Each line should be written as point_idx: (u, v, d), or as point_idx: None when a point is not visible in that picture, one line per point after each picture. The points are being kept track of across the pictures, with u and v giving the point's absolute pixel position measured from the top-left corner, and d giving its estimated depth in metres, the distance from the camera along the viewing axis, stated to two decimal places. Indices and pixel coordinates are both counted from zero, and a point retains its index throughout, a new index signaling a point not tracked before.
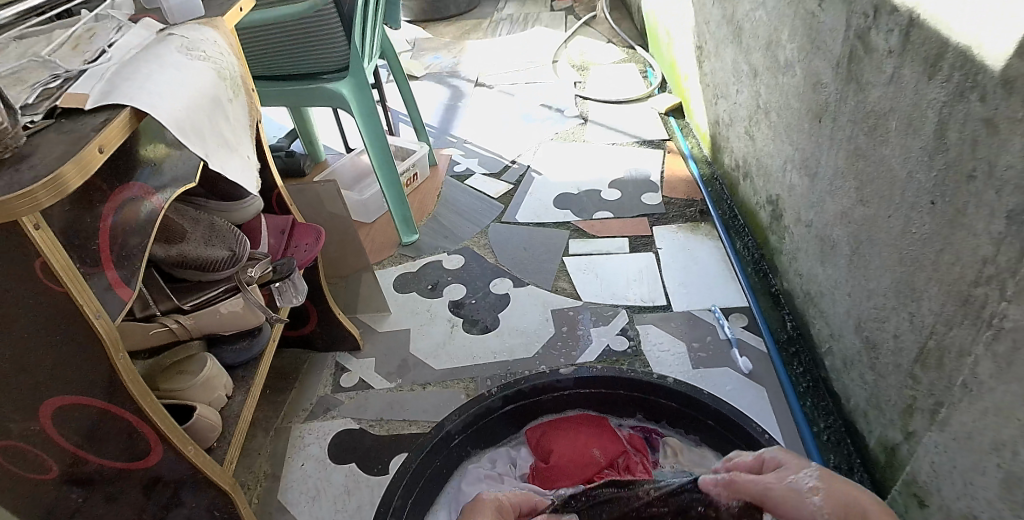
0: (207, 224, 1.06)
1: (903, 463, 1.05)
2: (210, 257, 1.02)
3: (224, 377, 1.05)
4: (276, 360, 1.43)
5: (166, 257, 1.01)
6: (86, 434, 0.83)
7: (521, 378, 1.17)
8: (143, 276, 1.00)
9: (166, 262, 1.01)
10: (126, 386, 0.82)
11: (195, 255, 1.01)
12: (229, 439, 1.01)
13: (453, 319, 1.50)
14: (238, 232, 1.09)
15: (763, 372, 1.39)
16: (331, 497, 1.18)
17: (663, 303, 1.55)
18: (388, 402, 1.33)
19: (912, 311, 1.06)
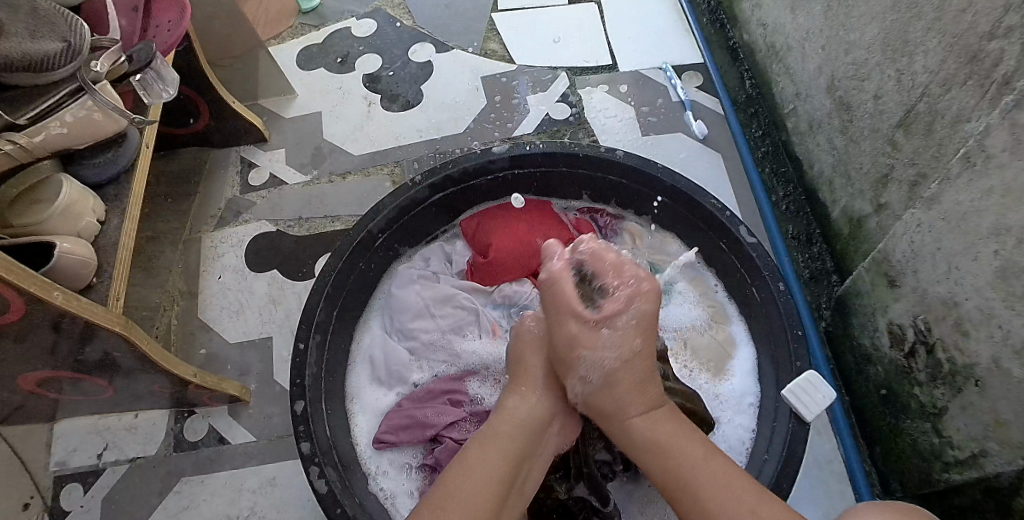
0: (29, 10, 0.78)
1: (872, 236, 0.97)
2: (40, 53, 0.76)
3: (90, 199, 0.85)
4: (168, 162, 1.20)
5: None
6: None
7: (448, 161, 0.93)
8: None
9: None
10: None
11: (17, 54, 0.74)
12: (112, 271, 0.85)
13: (370, 96, 1.27)
14: (73, 16, 0.80)
15: (719, 136, 1.24)
16: (256, 311, 1.07)
17: (608, 64, 1.31)
18: (306, 198, 1.16)
19: (900, 68, 0.88)
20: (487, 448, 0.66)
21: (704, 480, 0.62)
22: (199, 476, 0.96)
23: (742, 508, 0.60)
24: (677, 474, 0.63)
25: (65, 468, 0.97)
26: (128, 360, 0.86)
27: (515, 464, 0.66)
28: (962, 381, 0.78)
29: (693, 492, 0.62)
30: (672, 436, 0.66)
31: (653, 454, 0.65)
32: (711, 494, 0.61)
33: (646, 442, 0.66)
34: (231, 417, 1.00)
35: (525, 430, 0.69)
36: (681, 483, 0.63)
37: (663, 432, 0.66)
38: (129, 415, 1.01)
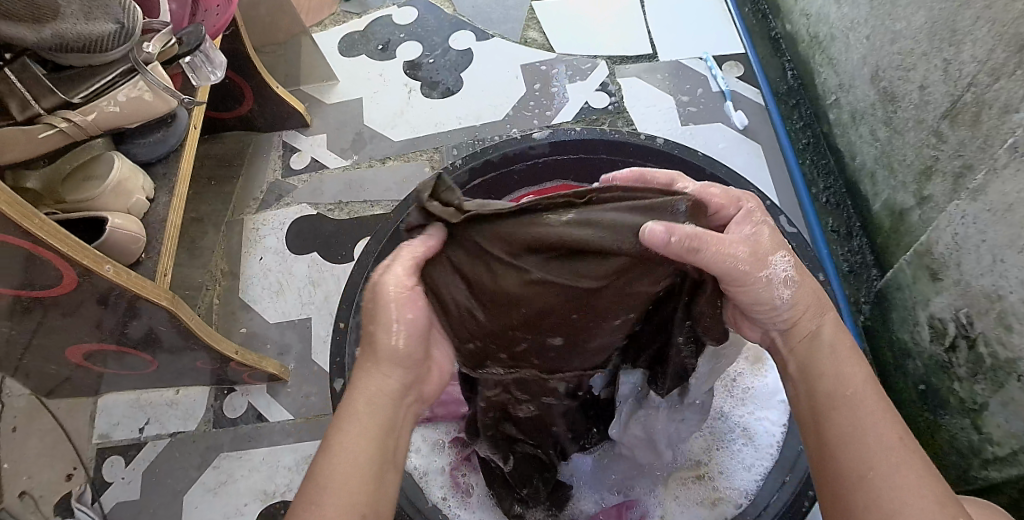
0: None
1: (915, 229, 0.95)
2: (94, 36, 0.78)
3: (140, 178, 0.88)
4: (213, 146, 1.23)
5: (39, 41, 0.76)
6: (14, 265, 0.71)
7: (489, 146, 0.95)
8: (12, 67, 0.77)
9: (41, 47, 0.77)
10: (25, 227, 0.66)
11: (72, 36, 0.77)
12: (158, 248, 0.87)
13: (410, 83, 1.28)
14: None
15: (759, 126, 1.22)
16: (296, 291, 1.10)
17: (649, 53, 1.29)
18: (346, 182, 1.18)
19: (947, 58, 0.86)
20: (344, 428, 0.55)
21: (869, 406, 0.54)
22: (236, 452, 0.99)
23: (883, 438, 0.52)
24: (831, 389, 0.56)
25: (108, 441, 1.01)
26: (170, 335, 0.88)
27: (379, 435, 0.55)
28: (1004, 376, 0.76)
29: (849, 409, 0.54)
30: (847, 354, 0.58)
31: (804, 372, 0.59)
32: (865, 416, 0.53)
33: (815, 359, 0.59)
34: (269, 395, 1.03)
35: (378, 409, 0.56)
36: (838, 399, 0.55)
37: (836, 356, 0.58)
38: (171, 391, 1.04)
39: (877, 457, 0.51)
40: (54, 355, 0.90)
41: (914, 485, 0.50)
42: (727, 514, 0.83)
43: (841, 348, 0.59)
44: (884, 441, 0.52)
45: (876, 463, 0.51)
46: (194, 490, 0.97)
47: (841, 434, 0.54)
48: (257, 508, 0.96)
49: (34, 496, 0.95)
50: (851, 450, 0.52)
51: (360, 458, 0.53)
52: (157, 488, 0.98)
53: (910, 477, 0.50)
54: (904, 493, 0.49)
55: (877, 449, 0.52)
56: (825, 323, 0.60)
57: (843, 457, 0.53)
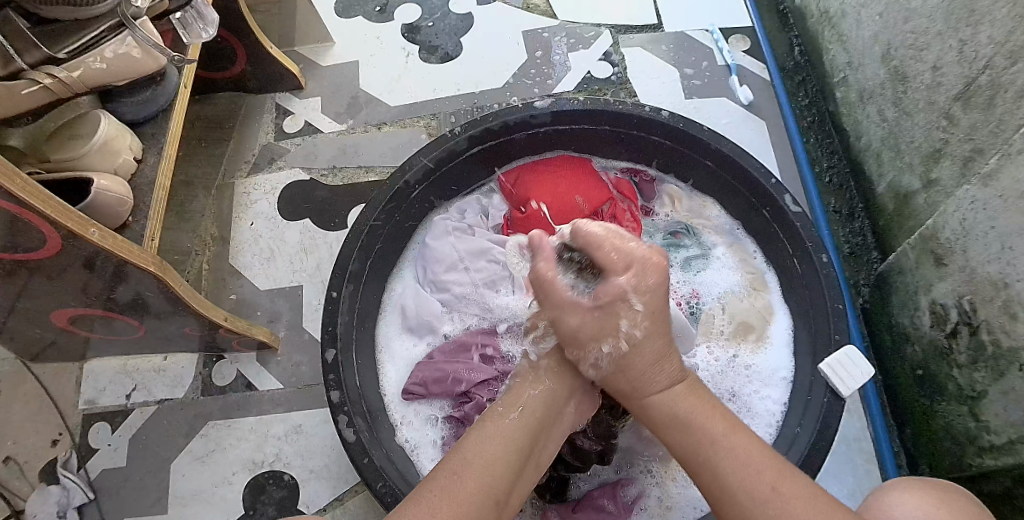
0: None
1: (919, 212, 0.93)
2: None
3: (128, 138, 0.85)
4: (204, 107, 1.19)
5: None
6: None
7: (489, 113, 0.92)
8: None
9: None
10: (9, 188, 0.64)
11: None
12: (147, 212, 0.85)
13: (408, 47, 1.24)
14: None
15: (765, 102, 1.19)
16: (288, 258, 1.07)
17: (654, 23, 1.26)
18: (340, 147, 1.15)
19: (963, 38, 0.83)
20: (502, 423, 0.62)
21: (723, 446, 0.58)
22: (225, 420, 0.98)
23: (761, 484, 0.55)
24: (700, 434, 0.60)
25: (94, 407, 0.99)
26: (159, 302, 0.86)
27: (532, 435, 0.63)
28: (1005, 365, 0.76)
29: (718, 459, 0.58)
30: (700, 404, 0.63)
31: (673, 425, 0.62)
32: (731, 458, 0.57)
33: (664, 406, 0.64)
34: (259, 364, 1.01)
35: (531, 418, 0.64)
36: (707, 446, 0.59)
37: (692, 405, 0.63)
38: (159, 358, 1.02)
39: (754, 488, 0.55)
40: (38, 319, 0.87)
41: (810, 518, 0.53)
42: None
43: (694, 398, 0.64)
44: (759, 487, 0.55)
45: (770, 509, 0.54)
46: (182, 458, 0.96)
47: (717, 484, 0.57)
48: (247, 478, 0.95)
49: (19, 462, 0.94)
50: (732, 505, 0.56)
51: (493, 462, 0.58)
52: (144, 456, 0.96)
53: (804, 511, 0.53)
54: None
55: (766, 498, 0.54)
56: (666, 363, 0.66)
57: (727, 507, 0.56)
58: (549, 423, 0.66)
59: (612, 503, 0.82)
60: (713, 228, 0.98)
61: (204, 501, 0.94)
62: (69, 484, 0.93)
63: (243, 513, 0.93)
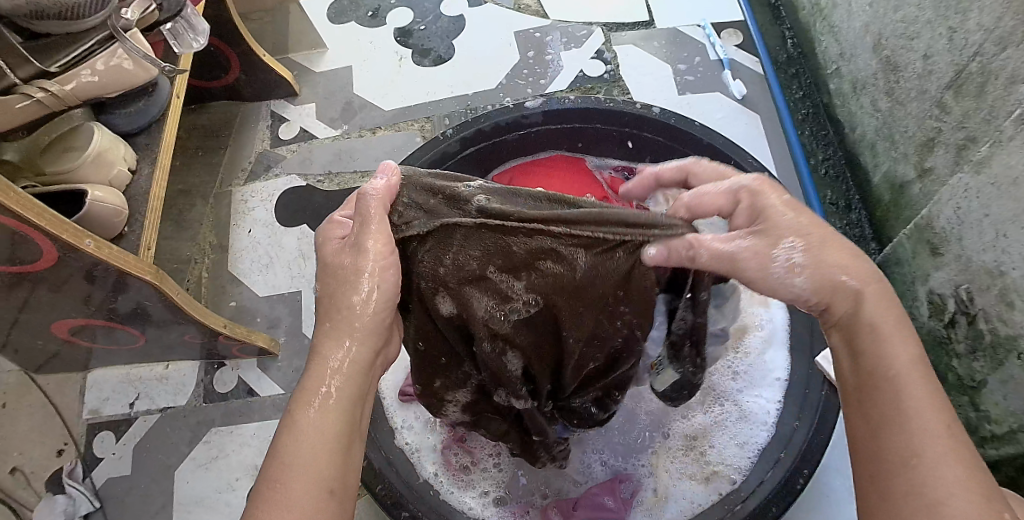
0: None
1: (916, 203, 0.93)
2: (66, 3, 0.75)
3: (122, 149, 0.86)
4: (200, 116, 1.20)
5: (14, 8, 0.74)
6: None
7: (481, 115, 0.93)
8: None
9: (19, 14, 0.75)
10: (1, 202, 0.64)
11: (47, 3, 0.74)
12: (143, 223, 0.86)
13: (401, 51, 1.24)
14: None
15: (758, 95, 1.19)
16: (286, 263, 1.08)
17: (645, 20, 1.26)
18: (335, 152, 1.15)
19: (953, 27, 0.83)
20: (298, 437, 0.51)
21: (915, 386, 0.48)
22: (227, 427, 0.99)
23: (934, 430, 0.46)
24: (887, 371, 0.49)
25: (97, 417, 1.00)
26: (157, 310, 0.87)
27: (351, 411, 0.54)
28: (1003, 353, 0.75)
29: (898, 390, 0.48)
30: (890, 318, 0.51)
31: (851, 325, 0.52)
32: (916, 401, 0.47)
33: (859, 312, 0.51)
34: (259, 370, 1.02)
35: (348, 372, 0.54)
36: (888, 382, 0.48)
37: (890, 322, 0.51)
38: (160, 366, 1.03)
39: (925, 445, 0.46)
40: (40, 331, 0.88)
41: (962, 477, 0.45)
42: (721, 491, 0.82)
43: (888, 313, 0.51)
44: (934, 435, 0.46)
45: (918, 451, 0.46)
46: (185, 465, 0.97)
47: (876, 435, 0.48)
48: (249, 483, 0.95)
49: (25, 472, 0.96)
50: (896, 436, 0.47)
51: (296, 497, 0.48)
52: (147, 464, 0.97)
53: (948, 464, 0.45)
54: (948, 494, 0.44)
55: (917, 447, 0.46)
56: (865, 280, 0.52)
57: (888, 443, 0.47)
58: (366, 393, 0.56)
59: (612, 500, 0.82)
60: None
61: (208, 507, 0.95)
62: (74, 494, 0.94)
63: None
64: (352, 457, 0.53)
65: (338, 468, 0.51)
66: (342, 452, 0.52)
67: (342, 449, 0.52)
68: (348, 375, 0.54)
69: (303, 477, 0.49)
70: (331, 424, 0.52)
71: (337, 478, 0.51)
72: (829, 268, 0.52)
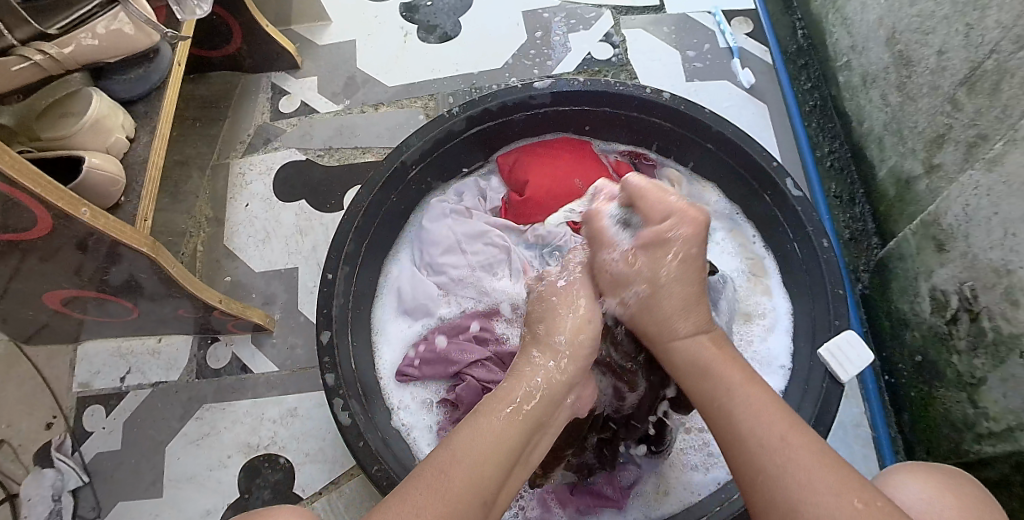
0: None
1: (922, 199, 0.92)
2: None
3: (120, 116, 0.84)
4: (198, 86, 1.18)
5: None
6: None
7: (487, 93, 0.90)
8: None
9: None
10: None
11: None
12: (139, 192, 0.84)
13: (406, 27, 1.22)
14: None
15: (766, 85, 1.18)
16: (284, 239, 1.06)
17: (655, 4, 1.24)
18: (337, 128, 1.13)
19: (969, 22, 0.82)
20: (475, 435, 0.55)
21: (742, 400, 0.55)
22: (220, 403, 0.97)
23: (771, 435, 0.51)
24: (719, 382, 0.57)
25: (88, 390, 0.98)
26: (152, 283, 0.85)
27: (530, 430, 0.58)
28: (1005, 352, 0.75)
29: (728, 403, 0.55)
30: (725, 362, 0.59)
31: (695, 376, 0.59)
32: (744, 412, 0.53)
33: (686, 353, 0.61)
34: (254, 346, 1.01)
35: (541, 400, 0.60)
36: (723, 394, 0.56)
37: (714, 355, 0.60)
38: (153, 340, 1.02)
39: (777, 452, 0.50)
40: (31, 300, 0.86)
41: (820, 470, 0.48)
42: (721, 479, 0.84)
43: (715, 347, 0.61)
44: (770, 440, 0.51)
45: (772, 460, 0.50)
46: (177, 441, 0.96)
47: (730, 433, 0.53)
48: (241, 461, 0.94)
49: (12, 445, 0.94)
50: (739, 450, 0.52)
51: (466, 487, 0.52)
52: (138, 438, 0.96)
53: (815, 468, 0.48)
54: (809, 483, 0.48)
55: (777, 448, 0.50)
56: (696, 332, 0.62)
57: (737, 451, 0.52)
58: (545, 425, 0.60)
59: (610, 488, 0.82)
60: (711, 213, 0.97)
61: (199, 484, 0.94)
62: (62, 467, 0.93)
63: (238, 496, 0.93)
64: (512, 479, 0.56)
65: (500, 476, 0.54)
66: (509, 467, 0.55)
67: (511, 462, 0.55)
68: (535, 408, 0.59)
69: (466, 476, 0.52)
70: (508, 438, 0.56)
71: (495, 487, 0.53)
72: (674, 306, 0.62)
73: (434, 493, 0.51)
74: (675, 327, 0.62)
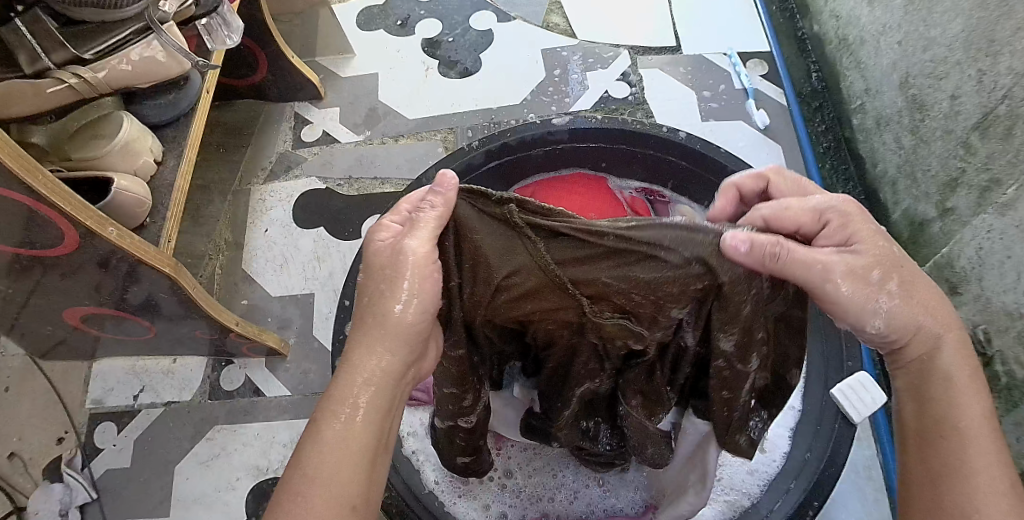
0: None
1: (936, 241, 0.92)
2: None
3: (149, 139, 0.87)
4: (224, 113, 1.21)
5: None
6: (18, 219, 0.69)
7: (506, 129, 0.94)
8: (26, 18, 0.75)
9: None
10: (26, 182, 0.64)
11: None
12: (164, 214, 0.86)
13: (428, 62, 1.25)
14: None
15: (781, 127, 1.19)
16: (300, 266, 1.08)
17: (672, 45, 1.27)
18: (357, 158, 1.16)
19: (982, 69, 0.84)
20: (319, 448, 0.51)
21: (973, 426, 0.53)
22: (231, 425, 0.98)
23: (990, 485, 0.50)
24: (944, 406, 0.54)
25: (101, 407, 0.99)
26: (170, 303, 0.87)
27: (383, 419, 0.53)
28: (1019, 397, 0.75)
29: (963, 439, 0.52)
30: (965, 369, 0.55)
31: (919, 369, 0.56)
32: (982, 449, 0.52)
33: (925, 338, 0.55)
34: (267, 370, 1.01)
35: (380, 382, 0.54)
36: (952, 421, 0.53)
37: (955, 361, 0.55)
38: (168, 359, 1.03)
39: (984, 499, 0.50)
40: (51, 316, 0.88)
41: None
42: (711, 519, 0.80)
43: (964, 354, 0.55)
44: (994, 484, 0.51)
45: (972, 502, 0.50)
46: (186, 462, 0.96)
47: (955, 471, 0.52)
48: (250, 484, 0.94)
49: (23, 458, 0.95)
50: (957, 486, 0.51)
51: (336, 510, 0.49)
52: (147, 458, 0.96)
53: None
54: None
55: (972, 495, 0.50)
56: (946, 327, 0.55)
57: (951, 487, 0.51)
58: (396, 393, 0.55)
59: None
60: None
61: (205, 505, 0.94)
62: (72, 483, 0.93)
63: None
64: (377, 470, 0.53)
65: (361, 485, 0.51)
66: (367, 466, 0.52)
67: (370, 459, 0.52)
68: (380, 382, 0.53)
69: (320, 498, 0.49)
70: (358, 440, 0.51)
71: (361, 497, 0.50)
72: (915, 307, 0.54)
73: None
74: (931, 316, 0.55)
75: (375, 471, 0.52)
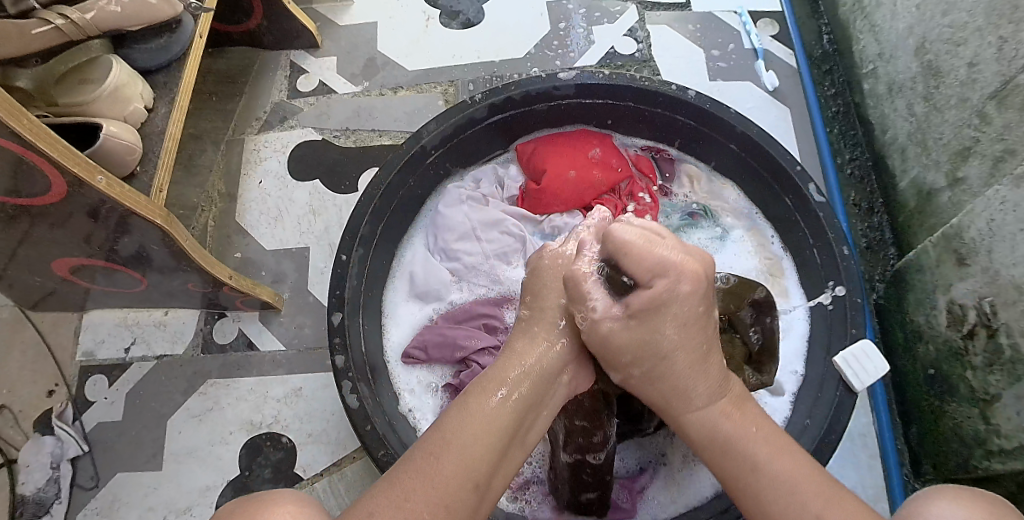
0: None
1: (944, 211, 0.91)
2: None
3: (139, 84, 0.83)
4: (217, 60, 1.17)
5: None
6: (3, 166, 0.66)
7: (511, 81, 0.89)
8: None
9: None
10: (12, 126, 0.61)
11: None
12: (155, 162, 0.83)
13: (428, 11, 1.21)
14: None
15: (790, 89, 1.16)
16: (295, 220, 1.06)
17: (682, 1, 1.22)
18: (355, 109, 1.12)
19: (1004, 35, 0.81)
20: (464, 418, 0.53)
21: (770, 466, 0.53)
22: (224, 380, 0.97)
23: (813, 512, 0.50)
24: (745, 457, 0.54)
25: (92, 359, 0.98)
26: (161, 256, 0.85)
27: (525, 416, 0.56)
28: (1021, 370, 0.74)
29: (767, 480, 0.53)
30: (751, 430, 0.57)
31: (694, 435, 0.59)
32: (791, 490, 0.52)
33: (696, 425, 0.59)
34: (261, 324, 1.00)
35: (535, 377, 0.58)
36: (750, 470, 0.54)
37: (735, 425, 0.57)
38: (160, 312, 1.01)
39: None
40: (40, 267, 0.86)
41: None
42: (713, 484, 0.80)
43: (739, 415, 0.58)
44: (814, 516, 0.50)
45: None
46: (179, 416, 0.95)
47: (752, 506, 0.53)
48: (244, 438, 0.94)
49: (13, 411, 0.94)
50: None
51: (466, 469, 0.50)
52: (140, 412, 0.95)
53: None
54: None
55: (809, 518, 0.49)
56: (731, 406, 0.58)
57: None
58: (538, 403, 0.58)
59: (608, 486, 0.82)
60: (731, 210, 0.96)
61: (199, 460, 0.93)
62: (63, 436, 0.92)
63: (239, 474, 0.92)
64: (508, 458, 0.54)
65: (492, 460, 0.52)
66: (501, 450, 0.53)
67: (501, 446, 0.53)
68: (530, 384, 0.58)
69: (457, 461, 0.50)
70: (499, 421, 0.54)
71: (484, 474, 0.51)
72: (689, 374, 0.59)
73: (421, 479, 0.49)
74: (691, 393, 0.59)
75: (503, 459, 0.54)
